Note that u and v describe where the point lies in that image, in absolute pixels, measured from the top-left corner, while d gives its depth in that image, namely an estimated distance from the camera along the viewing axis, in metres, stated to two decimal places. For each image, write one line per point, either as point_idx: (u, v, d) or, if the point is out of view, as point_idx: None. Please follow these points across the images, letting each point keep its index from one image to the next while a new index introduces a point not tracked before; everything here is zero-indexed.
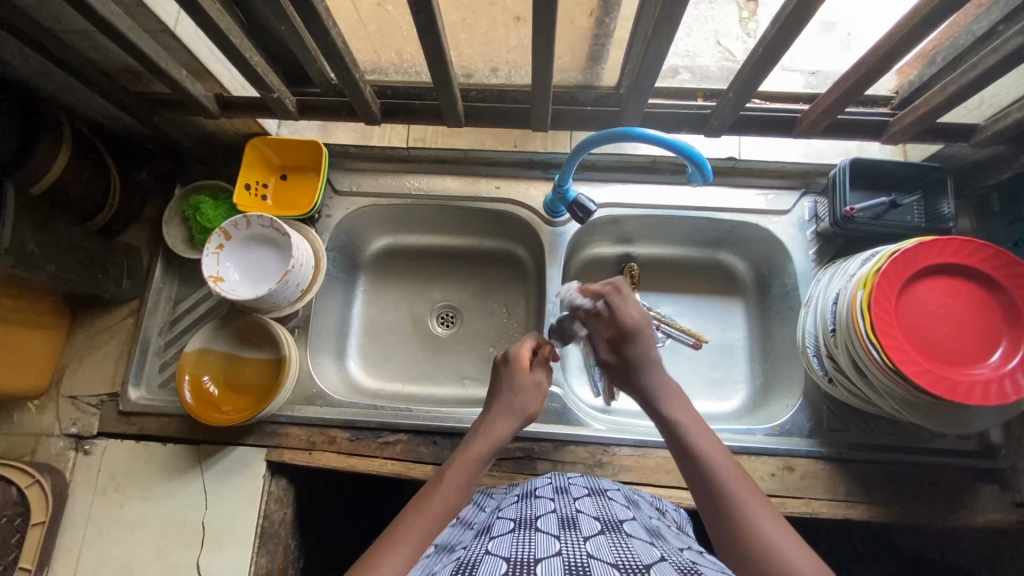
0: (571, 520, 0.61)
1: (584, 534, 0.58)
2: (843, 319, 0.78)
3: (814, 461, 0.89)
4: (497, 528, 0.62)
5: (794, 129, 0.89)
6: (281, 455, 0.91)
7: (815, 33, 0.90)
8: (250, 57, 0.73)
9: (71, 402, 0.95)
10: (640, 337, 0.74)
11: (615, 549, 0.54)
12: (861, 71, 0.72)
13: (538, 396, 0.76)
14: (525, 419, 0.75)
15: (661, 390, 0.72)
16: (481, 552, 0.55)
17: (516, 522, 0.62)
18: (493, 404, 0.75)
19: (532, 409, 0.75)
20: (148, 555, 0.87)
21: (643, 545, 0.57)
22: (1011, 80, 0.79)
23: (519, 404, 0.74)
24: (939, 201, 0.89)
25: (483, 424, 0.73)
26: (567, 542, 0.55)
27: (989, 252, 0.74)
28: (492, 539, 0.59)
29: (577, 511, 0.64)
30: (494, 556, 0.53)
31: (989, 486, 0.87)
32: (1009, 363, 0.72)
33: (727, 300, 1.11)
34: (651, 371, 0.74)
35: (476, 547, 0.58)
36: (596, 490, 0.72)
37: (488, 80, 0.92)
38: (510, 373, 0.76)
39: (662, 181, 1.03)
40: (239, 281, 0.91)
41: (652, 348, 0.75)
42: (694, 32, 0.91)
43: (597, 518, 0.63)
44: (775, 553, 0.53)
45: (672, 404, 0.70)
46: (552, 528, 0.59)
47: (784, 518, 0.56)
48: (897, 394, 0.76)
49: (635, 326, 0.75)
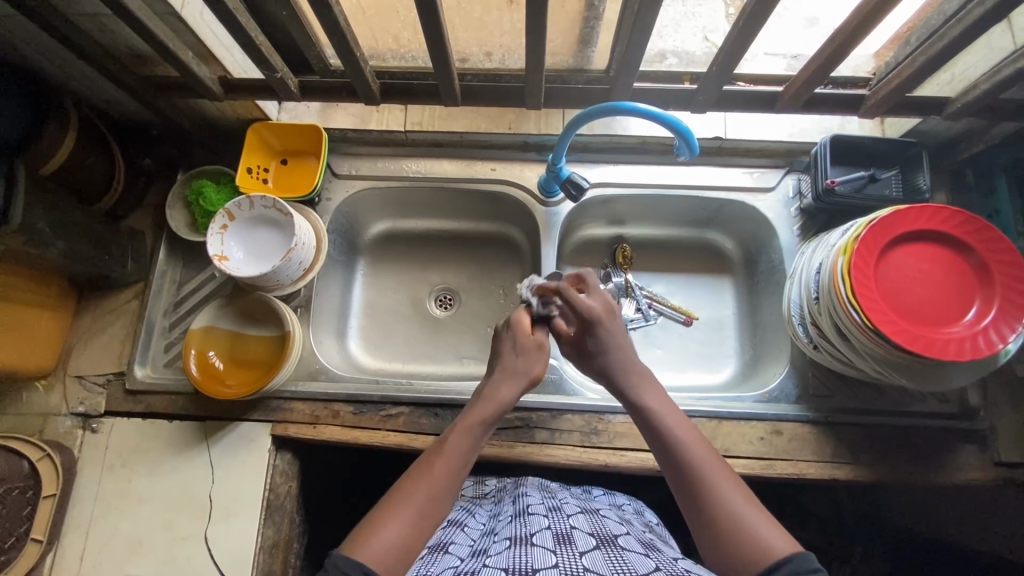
0: (567, 535, 0.65)
1: (580, 549, 0.61)
2: (826, 286, 0.82)
3: (801, 424, 0.92)
4: (494, 544, 0.65)
5: (775, 105, 0.92)
6: (286, 429, 0.93)
7: (800, 30, 0.93)
8: (253, 35, 0.76)
9: (78, 381, 0.97)
10: (598, 324, 0.78)
11: (611, 562, 0.58)
12: (835, 44, 0.76)
13: (540, 357, 0.79)
14: (529, 380, 0.78)
15: (637, 373, 0.76)
16: (480, 564, 0.61)
17: (512, 537, 0.65)
18: (497, 370, 0.78)
19: (536, 372, 0.78)
20: (157, 527, 0.90)
21: (638, 556, 0.60)
22: (979, 55, 0.83)
23: (522, 367, 0.77)
24: (916, 175, 0.93)
25: (484, 389, 0.76)
26: (562, 556, 0.59)
27: (962, 218, 0.78)
28: (491, 554, 0.63)
29: (571, 526, 0.67)
30: (493, 567, 0.58)
31: (970, 447, 0.91)
32: (983, 321, 0.76)
33: (717, 278, 1.15)
34: (609, 355, 0.77)
35: (474, 561, 0.63)
36: (589, 509, 0.76)
37: (483, 64, 0.96)
38: (515, 335, 0.79)
39: (652, 161, 1.07)
40: (242, 259, 0.94)
41: (618, 334, 0.78)
42: (682, 28, 0.95)
43: (591, 533, 0.66)
44: (747, 533, 0.58)
45: (644, 390, 0.74)
46: (548, 542, 0.62)
47: (758, 502, 0.61)
48: (877, 355, 0.79)
49: (591, 312, 0.78)
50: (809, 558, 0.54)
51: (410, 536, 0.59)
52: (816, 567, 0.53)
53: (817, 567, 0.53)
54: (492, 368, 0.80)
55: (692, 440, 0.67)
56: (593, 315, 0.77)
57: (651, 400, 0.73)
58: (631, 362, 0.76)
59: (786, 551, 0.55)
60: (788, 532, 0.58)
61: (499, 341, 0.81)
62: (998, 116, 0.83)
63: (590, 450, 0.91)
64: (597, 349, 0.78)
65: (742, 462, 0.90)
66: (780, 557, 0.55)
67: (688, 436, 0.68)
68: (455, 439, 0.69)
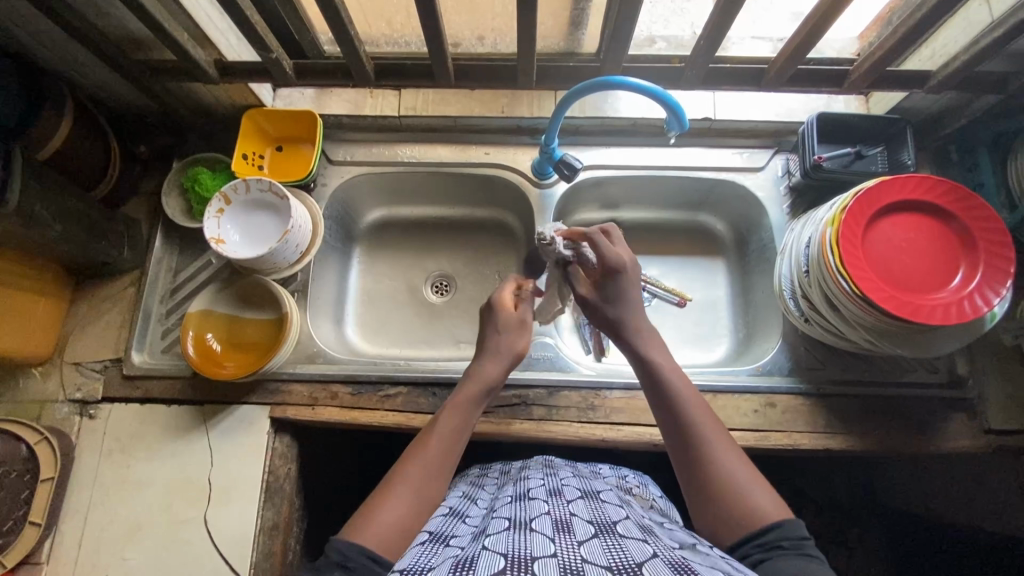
0: (566, 523, 0.59)
1: (579, 538, 0.56)
2: (815, 259, 0.84)
3: (795, 397, 0.94)
4: (492, 529, 0.60)
5: (762, 81, 0.94)
6: (284, 411, 0.94)
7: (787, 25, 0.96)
8: (248, 13, 0.78)
9: (75, 367, 0.97)
10: (624, 273, 0.79)
11: (609, 552, 0.53)
12: (818, 15, 0.78)
13: (524, 333, 0.80)
14: (514, 358, 0.79)
15: (645, 338, 0.76)
16: (478, 549, 0.54)
17: (510, 523, 0.60)
18: (483, 349, 0.79)
19: (522, 348, 0.79)
20: (155, 511, 0.90)
21: (637, 543, 0.55)
22: (957, 30, 0.86)
23: (509, 344, 0.79)
24: (901, 151, 0.95)
25: (473, 367, 0.77)
26: (561, 544, 0.54)
27: (945, 187, 0.80)
28: (488, 539, 0.57)
29: (571, 514, 0.62)
30: (491, 552, 0.52)
31: (960, 414, 0.92)
32: (968, 285, 0.78)
33: (709, 259, 1.17)
34: (630, 307, 0.79)
35: (473, 546, 0.56)
36: (589, 494, 0.72)
37: (475, 48, 0.98)
38: (496, 315, 0.81)
39: (642, 143, 1.08)
40: (239, 242, 0.95)
41: (633, 287, 0.80)
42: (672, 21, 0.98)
43: (591, 520, 0.61)
44: (741, 498, 0.59)
45: (652, 351, 0.75)
46: (547, 530, 0.57)
47: (754, 469, 0.62)
48: (867, 323, 0.81)
49: (619, 260, 0.79)
50: (798, 527, 0.56)
51: (409, 516, 0.60)
52: (804, 535, 0.56)
53: (805, 536, 0.55)
54: (479, 347, 0.81)
55: (695, 405, 0.67)
56: (617, 262, 0.79)
57: (659, 357, 0.74)
58: (645, 325, 0.77)
59: (774, 515, 0.57)
60: (777, 494, 0.59)
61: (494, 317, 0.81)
62: (976, 88, 0.86)
63: (587, 426, 0.92)
64: (619, 299, 0.79)
65: (738, 433, 0.91)
66: (768, 523, 0.56)
67: (692, 401, 0.68)
68: (446, 416, 0.70)
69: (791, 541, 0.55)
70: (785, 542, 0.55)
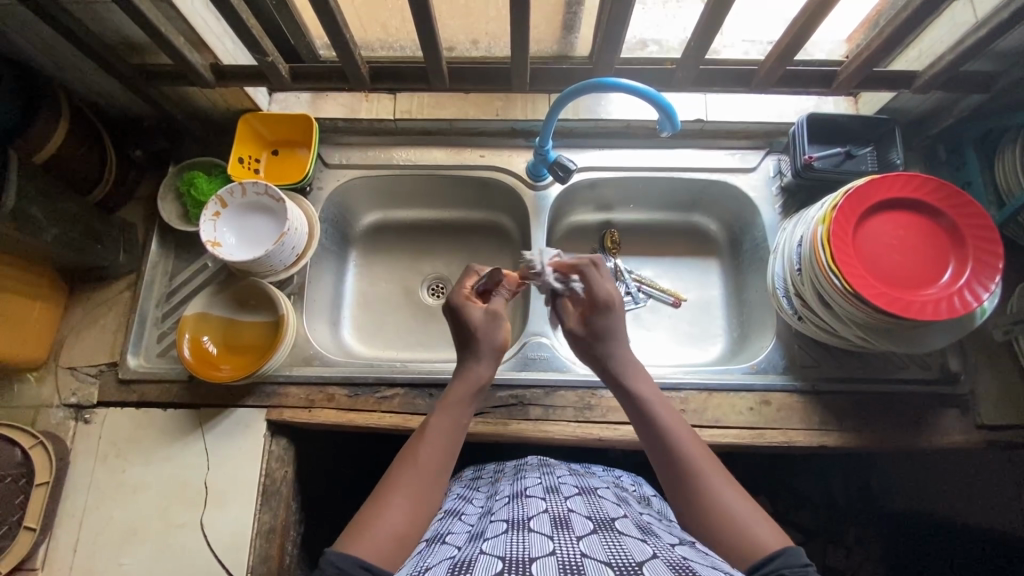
0: (564, 520, 0.60)
1: (577, 533, 0.56)
2: (807, 256, 0.84)
3: (790, 394, 0.95)
4: (491, 529, 0.60)
5: (752, 82, 0.95)
6: (281, 413, 0.94)
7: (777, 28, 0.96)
8: (244, 17, 0.79)
9: (70, 372, 0.97)
10: (613, 309, 0.77)
11: (608, 547, 0.53)
12: (805, 17, 0.79)
13: (500, 326, 0.76)
14: (498, 351, 0.75)
15: (628, 363, 0.75)
16: (476, 551, 0.54)
17: (509, 523, 0.60)
18: (465, 349, 0.76)
19: (504, 339, 0.76)
20: (151, 516, 0.89)
21: (636, 542, 0.55)
22: (942, 31, 0.88)
23: (490, 339, 0.75)
24: (890, 152, 0.96)
25: (459, 367, 0.75)
26: (560, 541, 0.54)
27: (934, 184, 0.81)
28: (486, 539, 0.57)
29: (569, 510, 0.63)
30: (490, 554, 0.52)
31: (952, 411, 0.93)
32: (958, 281, 0.79)
33: (703, 259, 1.18)
34: (616, 340, 0.76)
35: (471, 547, 0.56)
36: (586, 490, 0.72)
37: (469, 52, 0.99)
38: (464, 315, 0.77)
39: (636, 144, 1.09)
40: (235, 245, 0.96)
41: (620, 319, 0.77)
42: (665, 26, 0.99)
43: (589, 516, 0.62)
44: (732, 519, 0.58)
45: (635, 376, 0.73)
46: (545, 527, 0.57)
47: (743, 488, 0.61)
48: (859, 320, 0.81)
49: (608, 295, 0.76)
50: (800, 554, 0.54)
51: (407, 524, 0.59)
52: (806, 562, 0.53)
53: (807, 562, 0.53)
54: (464, 348, 0.77)
55: (680, 426, 0.67)
56: (607, 296, 0.76)
57: (645, 391, 0.71)
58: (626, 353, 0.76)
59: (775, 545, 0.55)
60: (774, 522, 0.58)
61: (463, 318, 0.77)
62: (962, 89, 0.88)
63: (584, 425, 0.92)
64: (607, 334, 0.76)
65: (734, 431, 0.92)
66: (772, 552, 0.54)
67: (676, 423, 0.67)
68: (434, 423, 0.69)
69: (793, 569, 0.52)
70: (787, 569, 0.52)
